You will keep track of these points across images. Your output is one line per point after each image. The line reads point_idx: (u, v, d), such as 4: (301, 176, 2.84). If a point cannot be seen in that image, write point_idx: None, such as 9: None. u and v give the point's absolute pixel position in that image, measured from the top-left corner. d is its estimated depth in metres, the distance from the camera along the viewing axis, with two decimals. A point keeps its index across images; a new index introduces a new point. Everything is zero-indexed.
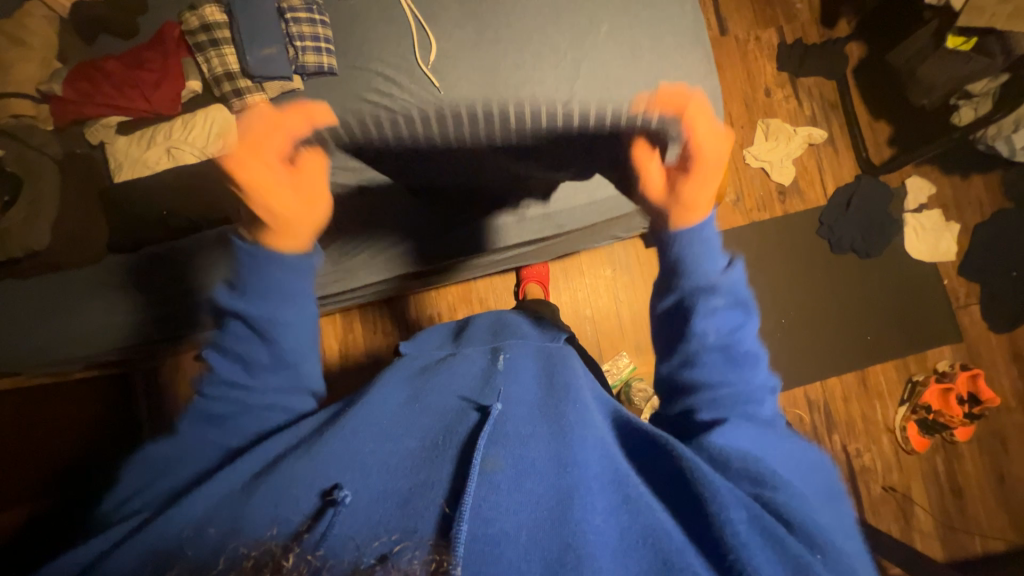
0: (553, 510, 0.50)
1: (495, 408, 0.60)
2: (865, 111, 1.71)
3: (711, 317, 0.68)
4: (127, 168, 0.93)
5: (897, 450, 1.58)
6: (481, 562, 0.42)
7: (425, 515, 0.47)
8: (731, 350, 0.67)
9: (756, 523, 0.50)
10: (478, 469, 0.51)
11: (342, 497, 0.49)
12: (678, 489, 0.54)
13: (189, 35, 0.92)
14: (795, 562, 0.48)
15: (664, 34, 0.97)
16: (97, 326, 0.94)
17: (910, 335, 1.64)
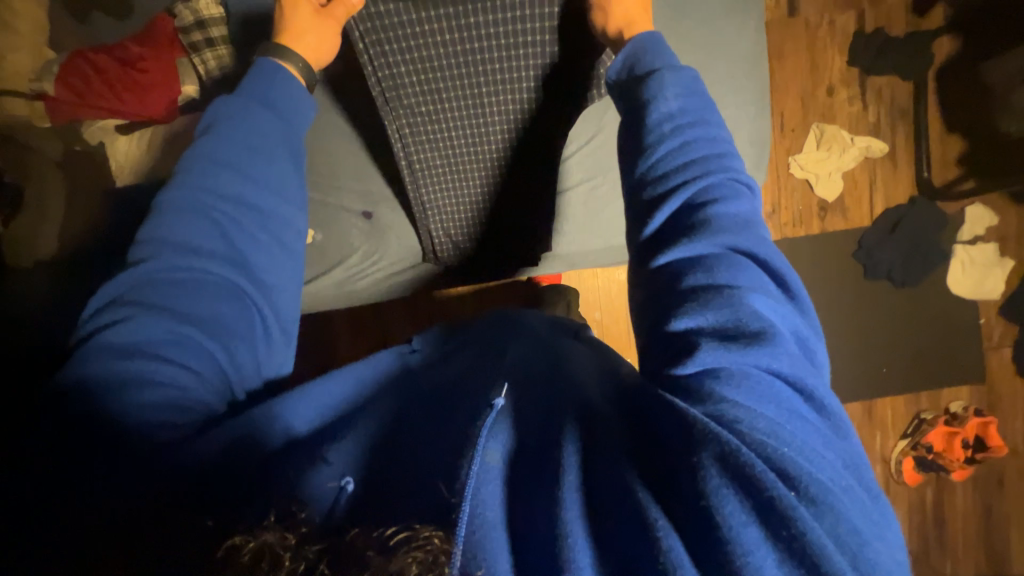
0: (543, 500, 0.48)
1: (496, 399, 0.56)
2: (938, 123, 1.51)
3: (675, 140, 0.65)
4: (135, 173, 0.90)
5: (889, 480, 1.58)
6: (477, 546, 0.44)
7: (423, 503, 0.48)
8: (709, 184, 0.62)
9: (730, 469, 0.44)
10: (476, 458, 0.50)
11: (343, 484, 0.51)
12: (664, 449, 0.48)
13: (182, 33, 0.85)
14: (767, 507, 0.42)
15: (715, 60, 0.83)
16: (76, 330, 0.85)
17: (928, 371, 1.58)
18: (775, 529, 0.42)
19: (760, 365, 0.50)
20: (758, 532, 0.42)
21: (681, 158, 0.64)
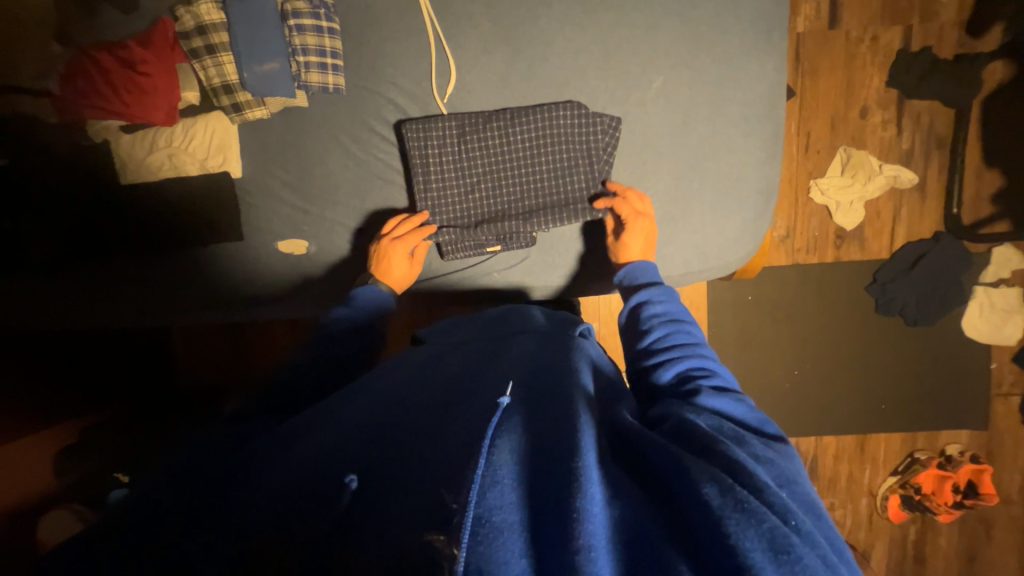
0: (557, 499, 0.40)
1: (502, 398, 0.50)
2: (977, 156, 1.42)
3: (654, 293, 0.71)
4: (133, 172, 0.89)
5: (873, 513, 1.57)
6: (483, 555, 0.34)
7: (427, 494, 0.40)
8: (676, 327, 0.68)
9: (730, 499, 0.40)
10: (481, 457, 0.42)
11: (350, 481, 0.44)
12: (665, 481, 0.44)
13: (183, 37, 0.81)
14: (774, 540, 0.37)
15: (729, 102, 0.78)
16: (100, 307, 0.95)
17: (929, 412, 1.54)
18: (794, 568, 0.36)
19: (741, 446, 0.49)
20: (768, 565, 0.36)
21: (661, 312, 0.70)
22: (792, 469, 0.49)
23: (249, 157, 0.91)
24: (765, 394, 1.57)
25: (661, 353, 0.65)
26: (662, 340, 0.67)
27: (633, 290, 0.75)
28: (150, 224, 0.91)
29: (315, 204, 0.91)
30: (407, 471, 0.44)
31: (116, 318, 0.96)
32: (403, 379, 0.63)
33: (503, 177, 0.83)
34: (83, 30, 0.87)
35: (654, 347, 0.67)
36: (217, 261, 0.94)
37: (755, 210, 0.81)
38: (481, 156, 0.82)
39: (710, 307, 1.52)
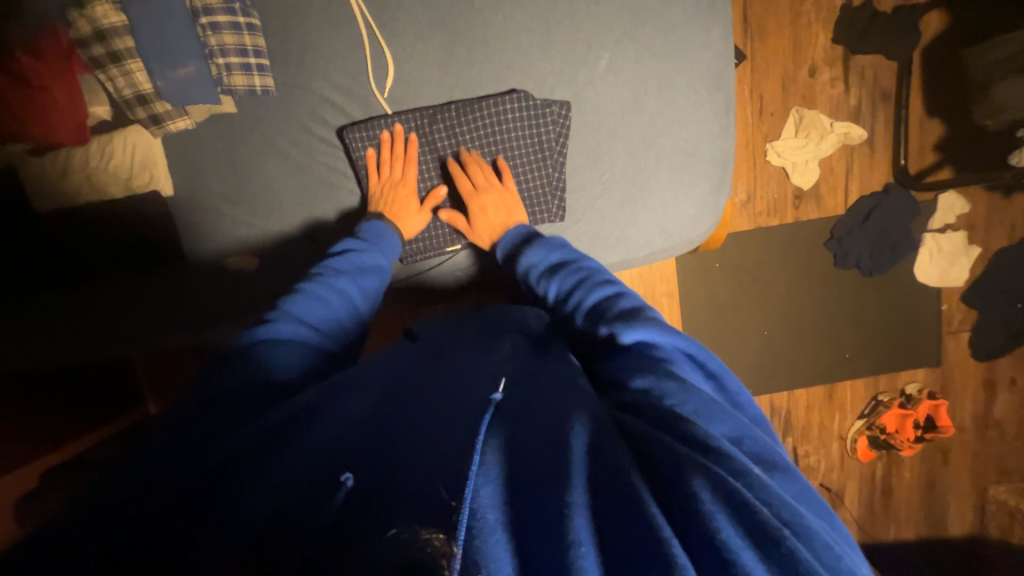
0: (550, 495, 0.37)
1: (496, 395, 0.47)
2: (919, 107, 1.46)
3: (533, 257, 0.71)
4: (47, 199, 0.81)
5: (844, 455, 1.66)
6: (476, 549, 0.34)
7: (424, 491, 0.37)
8: (570, 272, 0.67)
9: (724, 489, 0.37)
10: (477, 454, 0.40)
11: (345, 480, 0.40)
12: (646, 464, 0.40)
13: (81, 45, 0.72)
14: (755, 524, 0.34)
15: (678, 75, 0.76)
16: (34, 343, 0.87)
17: (888, 355, 1.63)
18: (777, 552, 0.33)
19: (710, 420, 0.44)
20: (750, 551, 0.33)
21: (549, 267, 0.69)
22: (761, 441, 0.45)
23: (179, 171, 0.83)
24: (737, 356, 1.62)
25: (571, 299, 0.64)
26: (560, 290, 0.66)
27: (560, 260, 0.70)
28: (83, 252, 0.84)
29: (260, 216, 0.85)
30: (401, 470, 0.40)
31: (52, 357, 0.88)
32: (389, 365, 0.58)
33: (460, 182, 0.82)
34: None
35: (561, 299, 0.66)
36: (161, 284, 0.87)
37: (713, 182, 0.80)
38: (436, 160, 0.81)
39: (679, 277, 1.54)
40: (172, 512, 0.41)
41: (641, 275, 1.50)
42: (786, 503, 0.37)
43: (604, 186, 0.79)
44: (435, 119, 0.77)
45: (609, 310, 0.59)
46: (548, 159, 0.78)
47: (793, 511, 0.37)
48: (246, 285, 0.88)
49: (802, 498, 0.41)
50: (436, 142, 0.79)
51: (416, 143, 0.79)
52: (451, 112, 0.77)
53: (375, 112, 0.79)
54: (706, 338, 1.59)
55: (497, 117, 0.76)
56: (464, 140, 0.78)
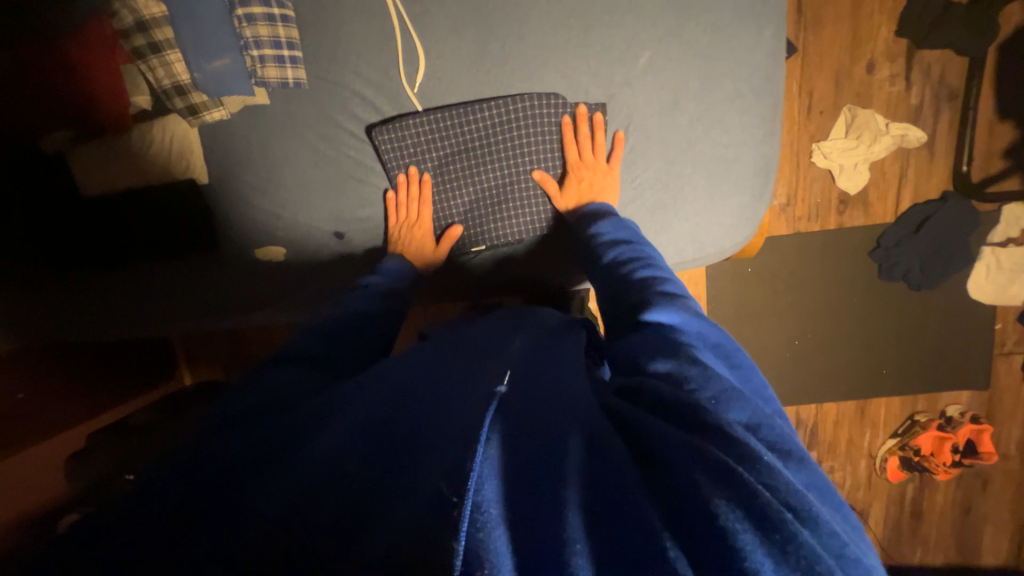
0: (544, 495, 0.36)
1: (501, 386, 0.41)
2: (990, 109, 1.34)
3: (601, 225, 0.70)
4: (91, 186, 0.84)
5: (872, 474, 1.60)
6: (478, 545, 0.31)
7: (425, 486, 0.35)
8: (627, 247, 0.66)
9: (736, 491, 0.35)
10: (479, 447, 0.36)
11: (351, 461, 0.40)
12: (651, 457, 0.40)
13: (123, 35, 0.73)
14: (763, 514, 0.34)
15: (722, 76, 0.71)
16: (81, 321, 0.92)
17: (930, 374, 1.54)
18: (783, 546, 0.33)
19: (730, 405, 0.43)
20: (759, 548, 0.33)
21: (613, 239, 0.68)
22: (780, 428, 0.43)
23: (213, 161, 0.85)
24: (764, 365, 1.56)
25: (623, 272, 0.63)
26: (616, 260, 0.65)
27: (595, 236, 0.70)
28: (124, 238, 0.88)
29: (289, 208, 0.86)
30: (401, 467, 0.39)
31: (100, 332, 0.94)
32: (403, 361, 0.57)
33: (488, 181, 0.79)
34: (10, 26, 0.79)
35: (613, 269, 0.64)
36: (195, 271, 0.90)
37: (752, 192, 0.76)
38: (466, 158, 0.78)
39: (707, 281, 1.49)
40: (192, 493, 0.41)
41: None
42: (794, 488, 0.37)
43: (635, 191, 0.76)
44: (469, 116, 0.75)
45: (660, 288, 0.58)
46: (577, 157, 0.75)
47: (802, 503, 0.36)
48: (274, 275, 0.89)
49: (813, 488, 0.40)
50: (467, 140, 0.77)
51: (446, 140, 0.77)
52: (485, 109, 0.75)
53: (405, 107, 0.78)
54: None
55: (531, 117, 0.74)
56: (496, 139, 0.76)
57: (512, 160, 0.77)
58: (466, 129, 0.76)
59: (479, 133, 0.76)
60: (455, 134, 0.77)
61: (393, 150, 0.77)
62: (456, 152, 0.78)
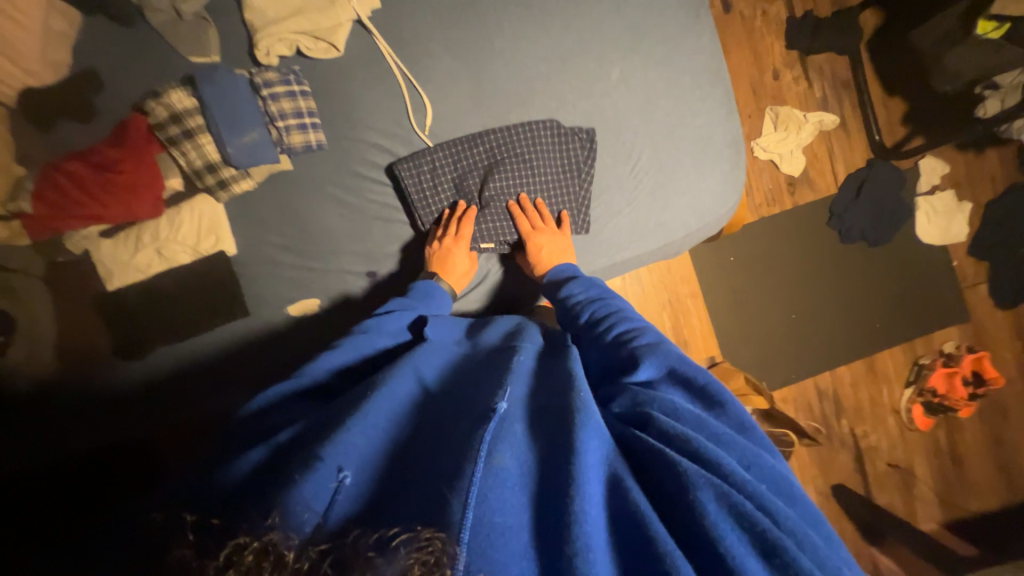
0: (551, 510, 0.44)
1: (501, 404, 0.52)
2: (878, 89, 1.62)
3: (574, 287, 0.77)
4: (117, 277, 0.85)
5: (903, 429, 1.63)
6: (481, 554, 0.37)
7: (421, 497, 0.41)
8: (601, 305, 0.73)
9: (728, 506, 0.44)
10: (481, 460, 0.44)
11: (342, 478, 0.43)
12: (654, 478, 0.49)
13: (159, 128, 0.81)
14: (765, 542, 0.42)
15: (681, 76, 0.87)
16: (109, 423, 0.88)
17: (917, 319, 1.66)
18: (782, 567, 0.40)
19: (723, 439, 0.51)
20: (759, 568, 0.41)
21: (586, 298, 0.75)
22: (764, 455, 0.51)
23: (240, 229, 0.88)
24: (772, 345, 1.63)
25: (598, 328, 0.69)
26: (593, 318, 0.71)
27: (562, 289, 0.78)
28: (156, 323, 0.88)
29: (320, 259, 0.90)
30: (414, 481, 0.44)
31: (130, 436, 0.89)
32: (409, 381, 0.60)
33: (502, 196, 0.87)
34: (37, 144, 0.85)
35: (591, 325, 0.71)
36: (232, 343, 0.90)
37: (730, 162, 0.89)
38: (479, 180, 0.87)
39: (699, 276, 1.58)
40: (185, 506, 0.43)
41: (663, 281, 1.55)
42: (767, 500, 0.45)
43: (635, 179, 0.87)
44: (478, 144, 0.86)
45: (635, 340, 0.64)
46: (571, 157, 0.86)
47: (795, 528, 0.44)
48: (315, 328, 0.91)
49: (787, 498, 0.49)
50: (478, 164, 0.86)
51: (460, 169, 0.87)
52: (491, 137, 0.85)
53: (418, 148, 0.88)
54: (738, 331, 1.61)
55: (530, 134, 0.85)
56: (504, 159, 0.86)
57: (520, 174, 0.86)
58: (476, 156, 0.86)
59: (488, 157, 0.86)
60: (467, 162, 0.86)
61: (413, 184, 0.86)
62: (470, 176, 0.87)
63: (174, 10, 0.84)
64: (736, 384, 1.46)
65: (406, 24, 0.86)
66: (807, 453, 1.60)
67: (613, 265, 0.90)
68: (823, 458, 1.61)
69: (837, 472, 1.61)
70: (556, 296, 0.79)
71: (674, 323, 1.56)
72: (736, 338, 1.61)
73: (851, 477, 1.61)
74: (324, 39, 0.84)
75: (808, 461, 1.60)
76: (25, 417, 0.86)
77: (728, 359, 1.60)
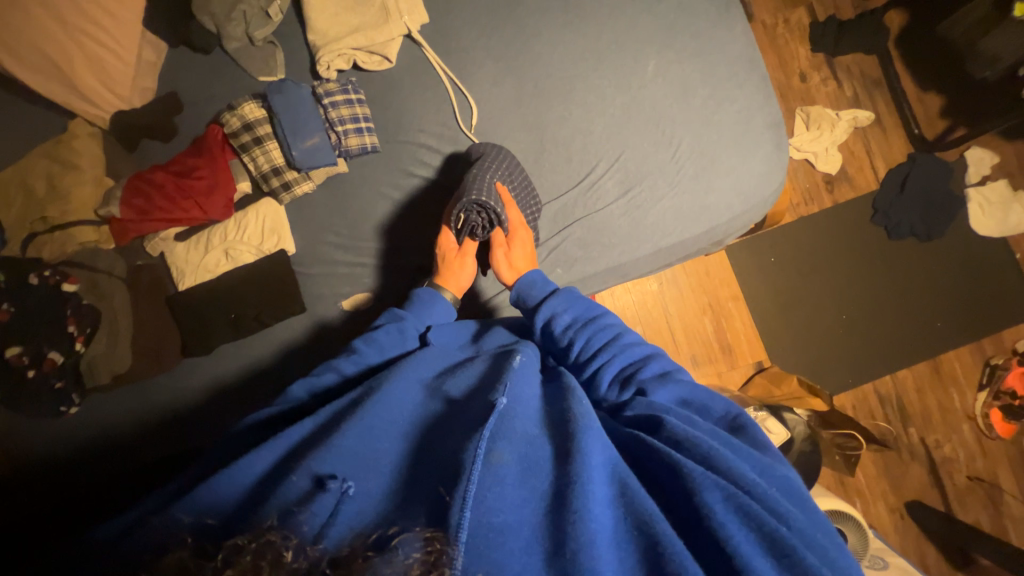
0: (552, 507, 0.44)
1: (501, 400, 0.53)
2: (913, 84, 1.61)
3: (556, 305, 0.72)
4: (190, 276, 0.91)
5: (980, 437, 1.50)
6: (478, 556, 0.38)
7: (425, 506, 0.43)
8: (592, 330, 0.68)
9: (744, 513, 0.42)
10: (479, 460, 0.45)
11: (345, 488, 0.45)
12: (662, 484, 0.48)
13: (232, 137, 0.89)
14: (774, 543, 0.41)
15: (717, 64, 0.90)
16: (166, 421, 0.89)
17: (981, 316, 1.56)
18: (793, 568, 0.39)
19: (734, 448, 0.50)
20: (769, 567, 0.40)
21: (570, 321, 0.70)
22: (772, 458, 0.51)
23: (299, 231, 0.94)
24: (824, 347, 1.55)
25: (594, 363, 0.66)
26: (589, 348, 0.67)
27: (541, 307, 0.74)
28: (214, 321, 0.90)
29: (373, 255, 0.93)
30: (428, 486, 0.46)
31: (184, 436, 0.89)
32: (411, 394, 0.61)
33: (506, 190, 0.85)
34: (124, 160, 0.95)
35: (586, 352, 0.67)
36: (287, 338, 0.92)
37: (772, 144, 0.90)
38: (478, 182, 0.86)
39: (739, 278, 1.55)
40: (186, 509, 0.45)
41: (702, 284, 1.52)
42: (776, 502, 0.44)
43: (676, 165, 0.88)
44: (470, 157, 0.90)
45: (639, 373, 0.62)
46: (609, 147, 0.90)
47: (807, 535, 0.43)
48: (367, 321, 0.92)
49: (790, 496, 0.49)
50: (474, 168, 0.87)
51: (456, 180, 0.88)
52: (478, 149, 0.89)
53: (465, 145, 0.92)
54: (785, 333, 1.54)
55: (568, 132, 0.90)
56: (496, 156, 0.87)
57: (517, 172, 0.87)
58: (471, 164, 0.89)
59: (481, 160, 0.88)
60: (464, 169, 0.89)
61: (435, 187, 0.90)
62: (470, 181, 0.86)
63: (247, 36, 0.93)
64: (788, 387, 1.42)
65: (452, 36, 0.94)
66: (873, 465, 1.48)
67: (659, 252, 0.90)
68: (892, 470, 1.48)
69: (910, 486, 1.48)
70: (535, 319, 0.73)
71: (716, 326, 1.51)
72: (785, 341, 1.54)
73: (927, 491, 1.48)
74: (378, 53, 0.92)
75: (875, 473, 1.48)
76: (87, 419, 0.88)
77: (777, 363, 1.52)
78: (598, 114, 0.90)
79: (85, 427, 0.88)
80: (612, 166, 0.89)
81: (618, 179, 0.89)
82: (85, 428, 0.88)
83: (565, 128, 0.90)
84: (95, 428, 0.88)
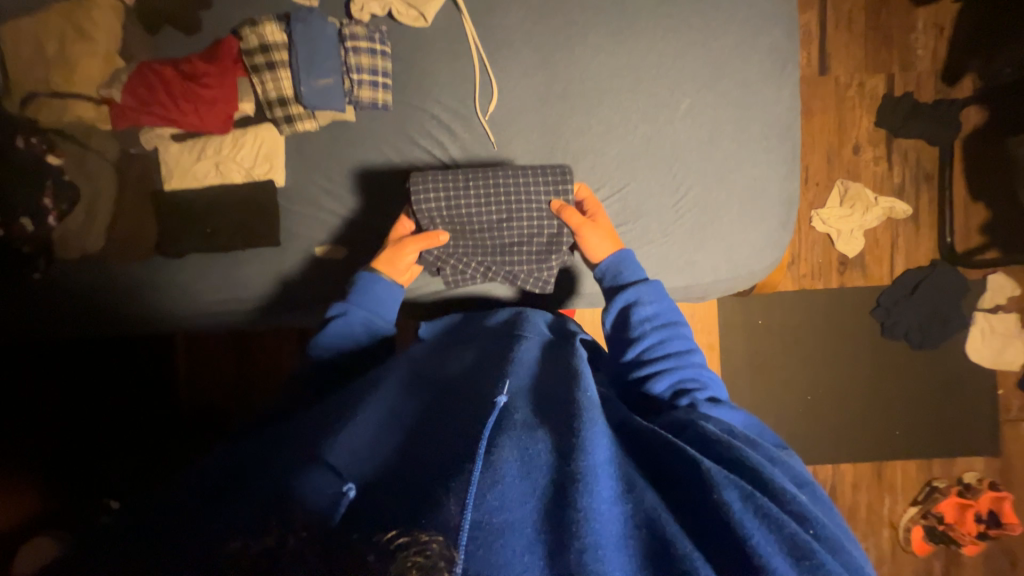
0: (555, 497, 0.41)
1: (501, 397, 0.50)
2: (963, 191, 1.53)
3: (644, 293, 0.71)
4: (176, 179, 0.90)
5: (896, 547, 1.53)
6: (483, 559, 0.34)
7: (424, 495, 0.39)
8: (670, 333, 0.69)
9: (771, 522, 0.42)
10: (478, 458, 0.41)
11: (347, 489, 0.41)
12: (682, 492, 0.46)
13: (246, 54, 0.87)
14: (795, 545, 0.40)
15: (752, 121, 0.86)
16: (128, 317, 0.93)
17: (942, 438, 1.56)
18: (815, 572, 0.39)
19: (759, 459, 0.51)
20: (790, 566, 0.39)
21: (651, 314, 0.70)
22: (795, 466, 0.55)
23: (294, 165, 0.92)
24: (779, 420, 1.55)
25: (650, 358, 0.67)
26: (657, 343, 0.68)
27: (617, 290, 0.74)
28: (189, 232, 0.91)
29: (363, 209, 0.92)
30: (413, 476, 0.43)
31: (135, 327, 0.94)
32: (403, 379, 0.60)
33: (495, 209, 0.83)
34: (140, 42, 0.92)
35: (650, 347, 0.68)
36: (260, 261, 0.93)
37: (780, 219, 0.87)
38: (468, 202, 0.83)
39: (722, 331, 1.53)
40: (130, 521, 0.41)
41: None
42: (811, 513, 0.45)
43: (676, 213, 0.86)
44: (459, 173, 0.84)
45: (688, 378, 0.65)
46: (615, 175, 0.87)
47: (832, 537, 0.44)
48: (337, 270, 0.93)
49: (805, 487, 0.53)
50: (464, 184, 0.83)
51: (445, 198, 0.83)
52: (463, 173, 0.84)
53: (474, 128, 0.89)
54: (747, 396, 1.55)
55: (581, 145, 0.87)
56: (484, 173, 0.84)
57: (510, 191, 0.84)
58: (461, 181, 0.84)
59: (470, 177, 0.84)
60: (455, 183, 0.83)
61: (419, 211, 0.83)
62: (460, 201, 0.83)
63: None
64: None
65: (496, 12, 0.89)
66: None
67: None
68: None
69: None
70: (612, 303, 0.73)
71: None
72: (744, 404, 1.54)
73: None
74: (416, 8, 0.87)
75: None
76: (43, 292, 0.90)
77: None
78: (616, 137, 0.87)
79: (42, 300, 0.90)
80: (611, 195, 0.87)
81: (615, 211, 0.87)
82: (42, 300, 0.90)
83: (579, 141, 0.87)
84: (53, 303, 0.91)
